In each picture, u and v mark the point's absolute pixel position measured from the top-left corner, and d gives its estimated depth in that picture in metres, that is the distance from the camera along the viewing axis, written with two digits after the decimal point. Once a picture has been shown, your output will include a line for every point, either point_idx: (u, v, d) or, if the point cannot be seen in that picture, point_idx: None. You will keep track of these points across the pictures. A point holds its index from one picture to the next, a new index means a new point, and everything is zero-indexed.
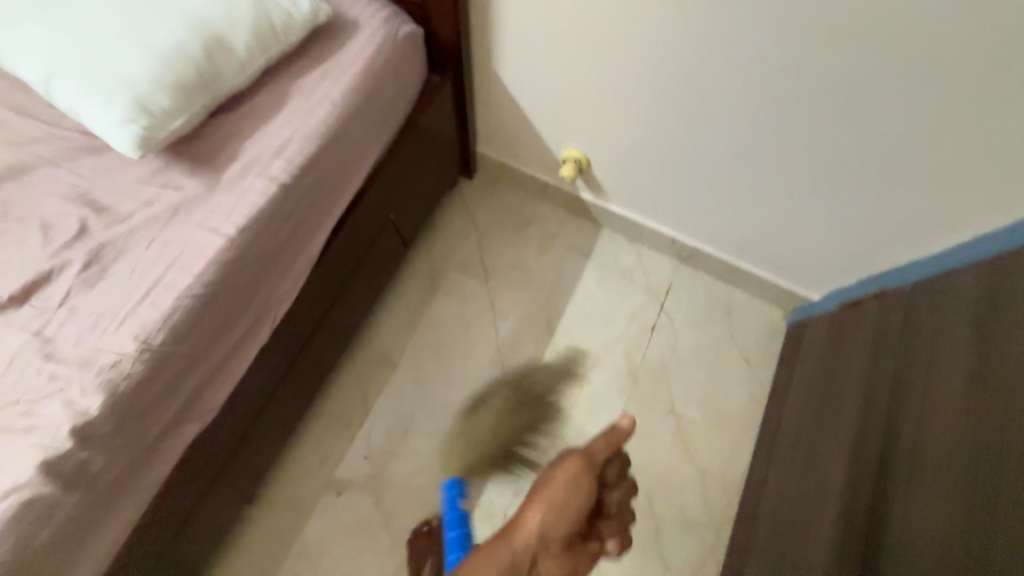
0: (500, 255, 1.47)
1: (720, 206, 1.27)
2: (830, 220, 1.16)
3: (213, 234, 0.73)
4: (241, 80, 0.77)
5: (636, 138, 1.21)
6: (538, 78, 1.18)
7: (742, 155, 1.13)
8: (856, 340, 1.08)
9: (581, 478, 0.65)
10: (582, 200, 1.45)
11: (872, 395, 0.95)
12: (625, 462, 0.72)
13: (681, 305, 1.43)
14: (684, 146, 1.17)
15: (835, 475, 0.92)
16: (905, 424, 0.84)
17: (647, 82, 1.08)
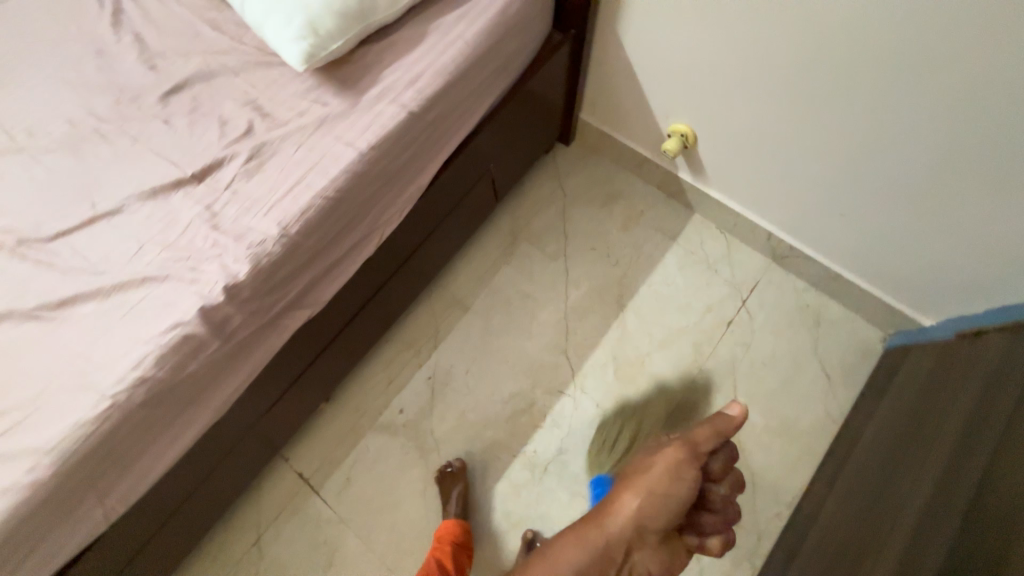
0: (584, 224, 1.48)
1: (834, 206, 1.17)
2: (968, 236, 1.03)
3: (347, 147, 0.83)
4: (390, 13, 0.85)
5: (753, 120, 1.14)
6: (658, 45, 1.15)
7: (874, 149, 1.03)
8: (969, 374, 0.97)
9: (682, 471, 0.67)
10: (679, 180, 1.41)
11: (977, 429, 0.84)
12: (733, 455, 0.69)
13: (765, 305, 1.36)
14: (807, 134, 1.09)
15: (913, 503, 0.83)
16: (1009, 458, 0.74)
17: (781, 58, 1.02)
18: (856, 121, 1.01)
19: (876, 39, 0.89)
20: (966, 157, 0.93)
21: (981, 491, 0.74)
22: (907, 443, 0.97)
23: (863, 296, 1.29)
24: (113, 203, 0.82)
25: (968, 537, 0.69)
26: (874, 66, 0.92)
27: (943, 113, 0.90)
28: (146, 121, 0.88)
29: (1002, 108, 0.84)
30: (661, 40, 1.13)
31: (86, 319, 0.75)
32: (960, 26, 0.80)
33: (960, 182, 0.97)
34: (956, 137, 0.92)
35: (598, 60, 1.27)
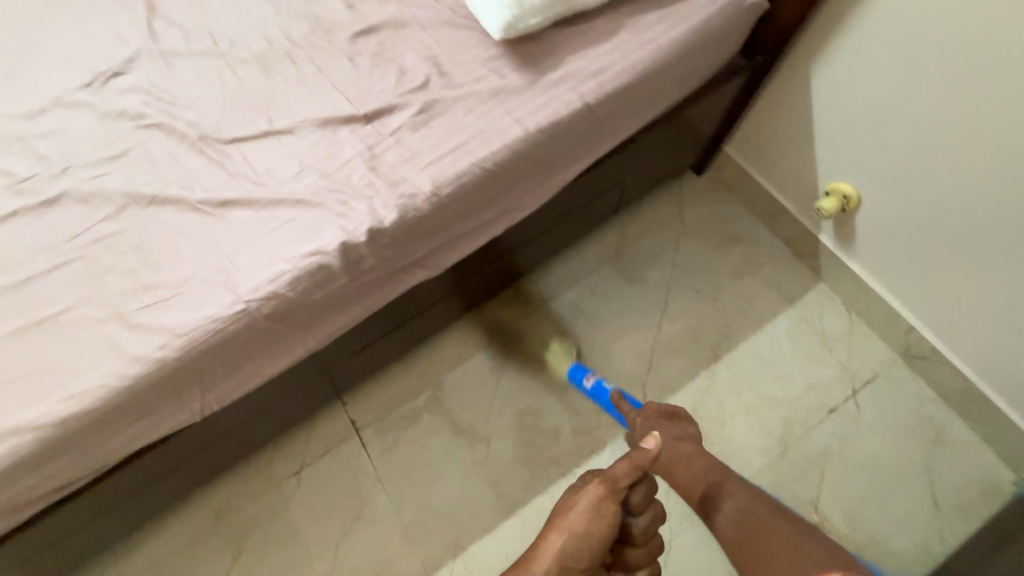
0: (695, 260, 1.39)
1: (1007, 321, 1.01)
2: None
3: (515, 123, 0.82)
4: (594, 1, 0.83)
5: (938, 201, 1.01)
6: (848, 96, 1.04)
7: None
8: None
9: (602, 505, 0.71)
10: (817, 243, 1.29)
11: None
12: (651, 488, 0.75)
13: (879, 403, 1.21)
14: (1006, 234, 0.94)
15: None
16: None
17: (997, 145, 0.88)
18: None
19: None
20: None
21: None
22: None
23: (1004, 428, 1.12)
24: (287, 122, 0.85)
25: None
26: None
27: None
28: (333, 54, 0.91)
29: None
30: (859, 88, 1.02)
31: (241, 222, 0.79)
32: None
33: None
34: None
35: (768, 96, 1.19)
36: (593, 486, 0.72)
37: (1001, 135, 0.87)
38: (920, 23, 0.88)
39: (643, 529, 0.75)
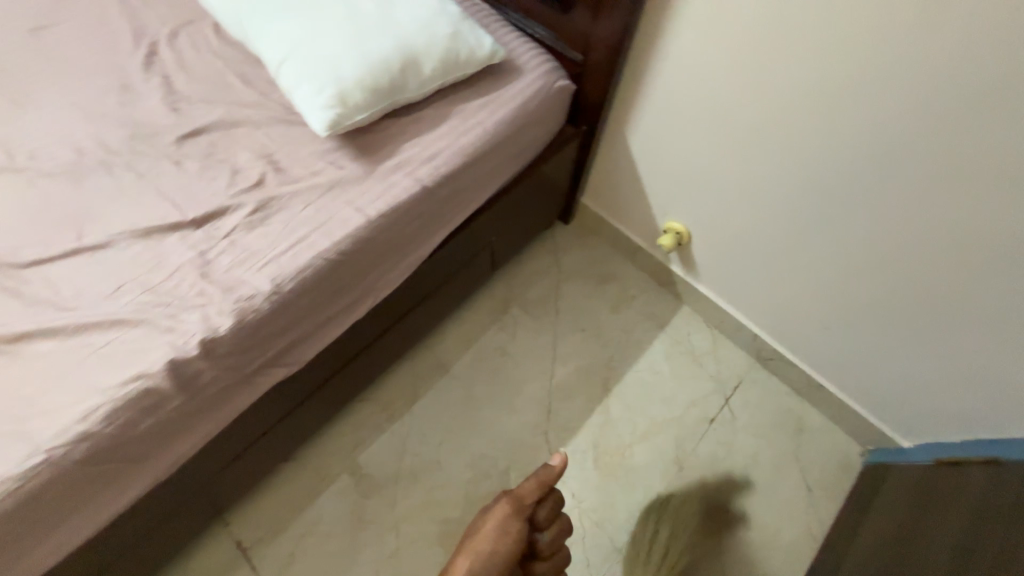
0: (575, 302, 1.50)
1: (815, 319, 1.22)
2: (926, 361, 1.10)
3: (357, 212, 0.84)
4: (418, 95, 0.90)
5: (744, 229, 1.21)
6: (660, 152, 1.24)
7: (838, 276, 1.13)
8: (956, 495, 0.96)
9: (507, 524, 0.70)
10: (671, 272, 1.45)
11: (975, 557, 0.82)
12: (560, 502, 0.75)
13: (749, 405, 1.36)
14: (797, 249, 1.15)
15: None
16: None
17: (762, 184, 1.12)
18: (846, 240, 1.07)
19: (833, 183, 1.02)
20: (916, 290, 1.03)
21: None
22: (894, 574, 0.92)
23: (842, 408, 1.30)
24: (101, 236, 0.79)
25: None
26: (831, 206, 1.05)
27: (891, 252, 1.02)
28: (158, 159, 0.87)
29: (934, 249, 0.97)
30: (666, 145, 1.21)
31: (41, 357, 0.69)
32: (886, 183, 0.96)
33: (911, 313, 1.07)
34: (904, 274, 1.03)
35: (603, 154, 1.36)
36: (499, 504, 0.72)
37: (761, 175, 1.11)
38: (691, 96, 1.10)
39: (551, 546, 0.74)
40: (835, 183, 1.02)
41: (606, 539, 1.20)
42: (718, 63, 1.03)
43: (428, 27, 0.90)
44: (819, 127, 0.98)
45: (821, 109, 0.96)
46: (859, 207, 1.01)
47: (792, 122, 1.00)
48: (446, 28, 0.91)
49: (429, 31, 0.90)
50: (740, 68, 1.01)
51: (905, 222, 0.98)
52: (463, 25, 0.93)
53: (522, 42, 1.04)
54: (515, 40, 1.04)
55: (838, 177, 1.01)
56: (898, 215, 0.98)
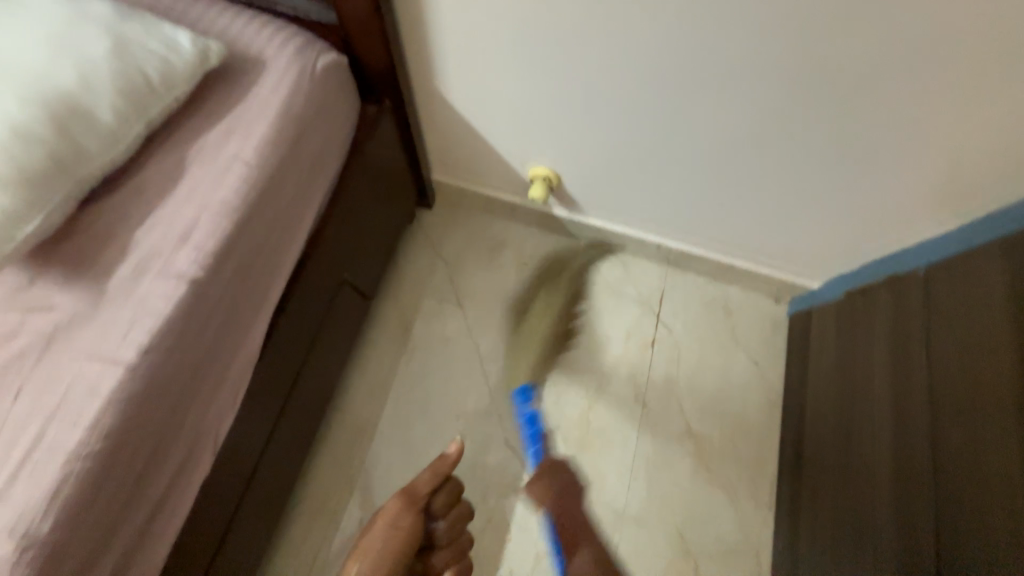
0: (477, 289, 1.33)
1: (708, 210, 1.15)
2: (811, 216, 1.08)
3: (105, 364, 0.56)
4: (116, 155, 0.60)
5: (607, 149, 1.07)
6: (487, 97, 1.02)
7: (709, 166, 1.03)
8: (874, 317, 1.02)
9: (398, 523, 0.71)
10: (556, 217, 1.32)
11: (911, 373, 0.89)
12: (454, 489, 0.79)
13: (678, 312, 1.33)
14: (667, 154, 1.03)
15: (881, 480, 0.88)
16: (953, 427, 0.79)
17: (605, 95, 0.95)
18: (708, 131, 0.96)
19: (675, 74, 0.87)
20: (785, 156, 0.96)
21: (940, 451, 0.79)
22: (857, 413, 0.98)
23: (757, 279, 1.31)
24: None
25: (956, 527, 0.74)
26: (682, 97, 0.91)
27: (749, 128, 0.93)
28: None
29: (787, 110, 0.87)
30: (489, 86, 1.00)
31: None
32: (725, 55, 0.82)
33: (786, 180, 1.01)
34: (766, 146, 0.95)
35: (429, 119, 1.12)
36: (392, 502, 0.74)
37: (601, 88, 0.94)
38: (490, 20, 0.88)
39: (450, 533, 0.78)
40: (673, 72, 0.87)
41: (606, 510, 1.15)
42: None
43: (68, 48, 0.58)
44: (638, 5, 0.79)
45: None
46: (709, 93, 0.88)
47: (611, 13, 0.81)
48: (101, 40, 0.59)
49: (73, 53, 0.58)
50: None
51: (758, 86, 0.85)
52: (129, 28, 0.61)
53: (244, 20, 0.74)
54: (234, 22, 0.74)
55: (671, 62, 0.85)
56: (746, 85, 0.85)
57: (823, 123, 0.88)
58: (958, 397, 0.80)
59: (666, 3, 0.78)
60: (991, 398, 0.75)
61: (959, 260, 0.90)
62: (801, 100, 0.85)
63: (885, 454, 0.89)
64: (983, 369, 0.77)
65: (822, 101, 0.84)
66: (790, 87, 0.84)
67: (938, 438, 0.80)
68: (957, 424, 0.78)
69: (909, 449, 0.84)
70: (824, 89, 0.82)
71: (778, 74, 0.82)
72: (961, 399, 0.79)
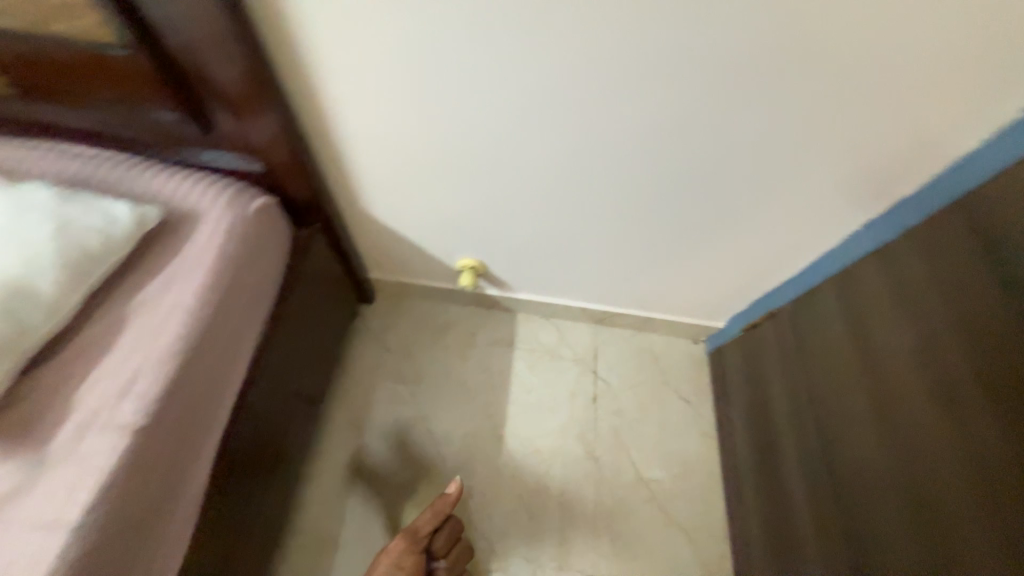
0: (425, 374, 1.39)
1: (617, 277, 1.31)
2: (700, 274, 1.25)
3: (48, 531, 0.57)
4: (58, 324, 0.65)
5: (519, 240, 1.21)
6: (404, 211, 1.14)
7: (607, 245, 1.19)
8: (766, 349, 1.20)
9: (403, 557, 0.95)
10: (490, 296, 1.45)
11: (803, 405, 1.04)
12: (451, 529, 1.02)
13: (613, 365, 1.46)
14: (568, 239, 1.18)
15: (801, 496, 1.00)
16: (836, 439, 0.94)
17: (504, 203, 1.09)
18: (597, 221, 1.12)
19: (560, 183, 1.02)
20: (663, 233, 1.13)
21: (833, 462, 0.93)
22: (774, 437, 1.12)
23: (673, 326, 1.48)
24: None
25: (860, 526, 0.86)
26: (567, 199, 1.06)
27: (629, 215, 1.09)
28: None
29: (654, 201, 1.04)
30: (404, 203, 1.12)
31: None
32: (596, 169, 0.97)
33: (673, 250, 1.18)
34: (648, 229, 1.12)
35: (360, 230, 1.24)
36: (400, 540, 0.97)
37: (499, 197, 1.08)
38: (396, 156, 1.00)
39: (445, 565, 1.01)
40: (558, 182, 1.02)
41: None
42: (390, 114, 0.90)
43: (12, 236, 0.65)
44: (516, 145, 0.95)
45: (512, 126, 0.90)
46: (590, 193, 1.04)
47: (494, 146, 0.95)
48: (43, 224, 0.67)
49: (17, 240, 0.65)
50: (410, 115, 0.90)
51: (628, 192, 1.02)
52: (69, 208, 0.69)
53: (179, 181, 0.84)
54: (168, 185, 0.84)
55: (552, 176, 1.00)
56: (617, 187, 1.01)
57: (684, 209, 1.05)
58: (833, 411, 0.96)
59: (539, 140, 0.92)
60: (853, 409, 0.91)
61: (810, 295, 1.09)
62: (662, 193, 1.02)
63: (799, 470, 1.03)
64: (843, 386, 0.94)
65: (678, 195, 1.02)
66: (652, 185, 1.00)
67: (829, 450, 0.95)
68: (837, 435, 0.94)
69: (813, 463, 0.99)
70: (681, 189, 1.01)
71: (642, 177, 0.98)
72: (835, 412, 0.95)
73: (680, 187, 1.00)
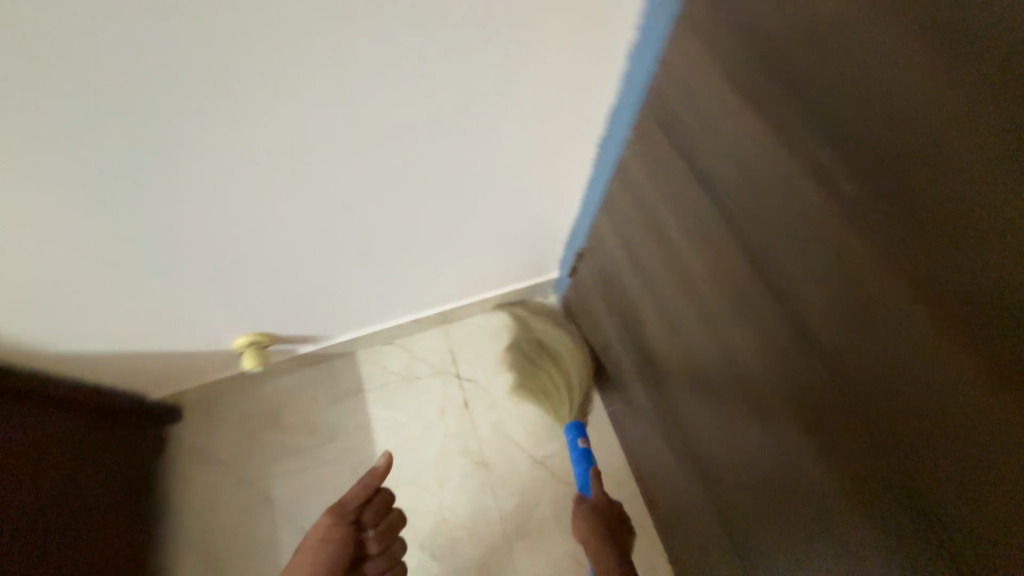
0: (273, 467, 1.24)
1: (417, 280, 1.17)
2: (495, 247, 1.15)
3: None
4: None
5: (274, 290, 1.03)
6: (107, 317, 0.94)
7: (372, 258, 1.04)
8: (594, 291, 1.13)
9: (331, 532, 0.88)
10: (309, 354, 1.28)
11: (636, 348, 0.98)
12: (382, 503, 0.95)
13: (475, 362, 1.34)
14: (323, 268, 1.02)
15: (664, 445, 0.97)
16: (669, 383, 0.87)
17: (215, 265, 0.91)
18: (337, 239, 0.95)
19: (251, 222, 0.84)
20: (416, 224, 0.98)
21: (675, 412, 0.87)
22: (629, 384, 1.08)
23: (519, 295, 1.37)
24: None
25: (710, 481, 0.81)
26: (279, 231, 0.88)
27: (364, 223, 0.93)
28: None
29: (376, 199, 0.89)
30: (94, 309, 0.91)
31: None
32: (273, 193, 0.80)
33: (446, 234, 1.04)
34: (397, 227, 0.97)
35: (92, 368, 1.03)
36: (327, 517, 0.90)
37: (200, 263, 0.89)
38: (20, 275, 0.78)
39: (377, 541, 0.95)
40: (249, 221, 0.84)
41: None
42: None
43: None
44: (150, 208, 0.75)
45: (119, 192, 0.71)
46: (297, 218, 0.87)
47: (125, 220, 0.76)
48: None
49: None
50: None
51: (331, 202, 0.86)
52: None
53: None
54: None
55: (235, 220, 0.82)
56: (321, 201, 0.85)
57: (415, 193, 0.90)
58: (659, 356, 0.89)
59: (170, 191, 0.73)
60: (671, 358, 0.83)
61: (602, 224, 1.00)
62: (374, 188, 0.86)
63: (657, 422, 0.98)
64: (656, 329, 0.87)
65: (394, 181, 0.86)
66: (356, 187, 0.84)
67: (667, 394, 0.89)
68: (669, 383, 0.87)
69: (663, 409, 0.93)
70: (385, 177, 0.84)
71: (335, 182, 0.82)
72: (661, 357, 0.88)
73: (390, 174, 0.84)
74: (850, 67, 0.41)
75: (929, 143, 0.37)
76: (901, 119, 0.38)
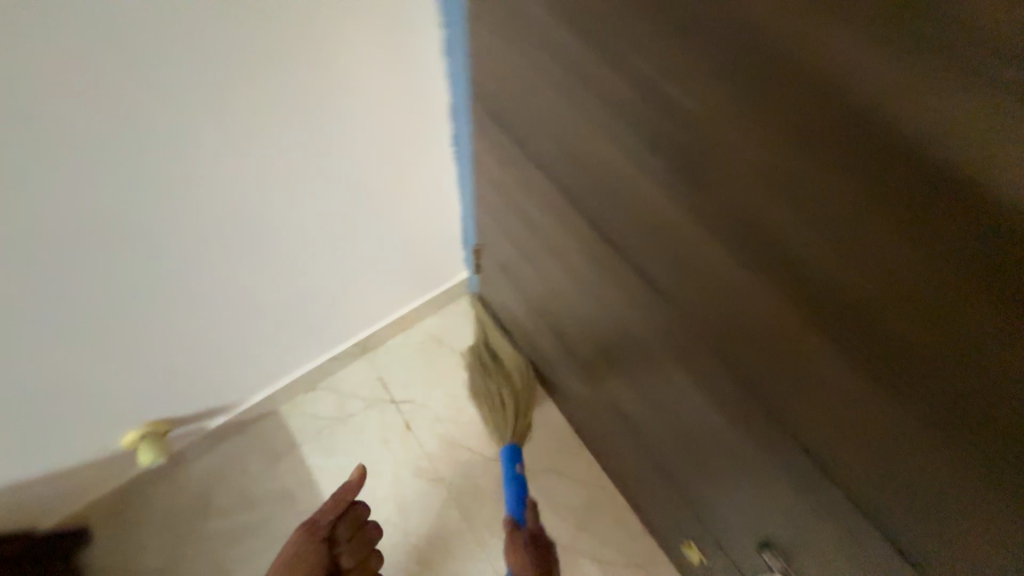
0: (214, 554, 1.14)
1: (316, 313, 1.11)
2: (388, 260, 1.11)
3: None
4: None
5: (145, 358, 0.94)
6: None
7: (251, 298, 0.98)
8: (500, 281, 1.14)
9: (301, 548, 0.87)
10: (223, 424, 1.18)
11: (549, 323, 1.01)
12: (358, 517, 0.93)
13: (406, 381, 1.30)
14: (197, 320, 0.94)
15: (602, 411, 1.01)
16: (592, 356, 0.91)
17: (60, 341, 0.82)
18: (199, 284, 0.89)
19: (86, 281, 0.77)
20: (287, 249, 0.94)
21: (606, 380, 0.91)
22: (557, 363, 1.10)
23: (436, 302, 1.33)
24: None
25: (659, 444, 0.87)
26: (124, 286, 0.82)
27: (224, 258, 0.88)
28: None
29: (226, 229, 0.84)
30: None
31: None
32: (98, 240, 0.74)
33: (327, 255, 1.00)
34: (265, 256, 0.92)
35: None
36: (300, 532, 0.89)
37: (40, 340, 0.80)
38: None
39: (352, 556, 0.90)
40: (82, 281, 0.77)
41: None
42: None
43: None
44: None
45: None
46: (141, 267, 0.81)
47: None
48: None
49: None
50: None
51: (172, 240, 0.80)
52: None
53: None
54: None
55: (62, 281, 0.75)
56: (162, 241, 0.79)
57: (270, 215, 0.86)
58: (576, 333, 0.92)
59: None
60: (591, 334, 0.86)
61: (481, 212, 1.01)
62: (219, 216, 0.81)
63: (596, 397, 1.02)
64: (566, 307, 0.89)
65: (239, 205, 0.82)
66: (196, 217, 0.79)
67: (594, 364, 0.93)
68: (594, 357, 0.90)
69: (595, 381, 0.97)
70: (226, 202, 0.80)
71: (169, 216, 0.77)
72: (580, 335, 0.91)
73: (230, 196, 0.80)
74: (669, 58, 0.43)
75: (907, 220, 0.33)
76: (877, 196, 0.33)
